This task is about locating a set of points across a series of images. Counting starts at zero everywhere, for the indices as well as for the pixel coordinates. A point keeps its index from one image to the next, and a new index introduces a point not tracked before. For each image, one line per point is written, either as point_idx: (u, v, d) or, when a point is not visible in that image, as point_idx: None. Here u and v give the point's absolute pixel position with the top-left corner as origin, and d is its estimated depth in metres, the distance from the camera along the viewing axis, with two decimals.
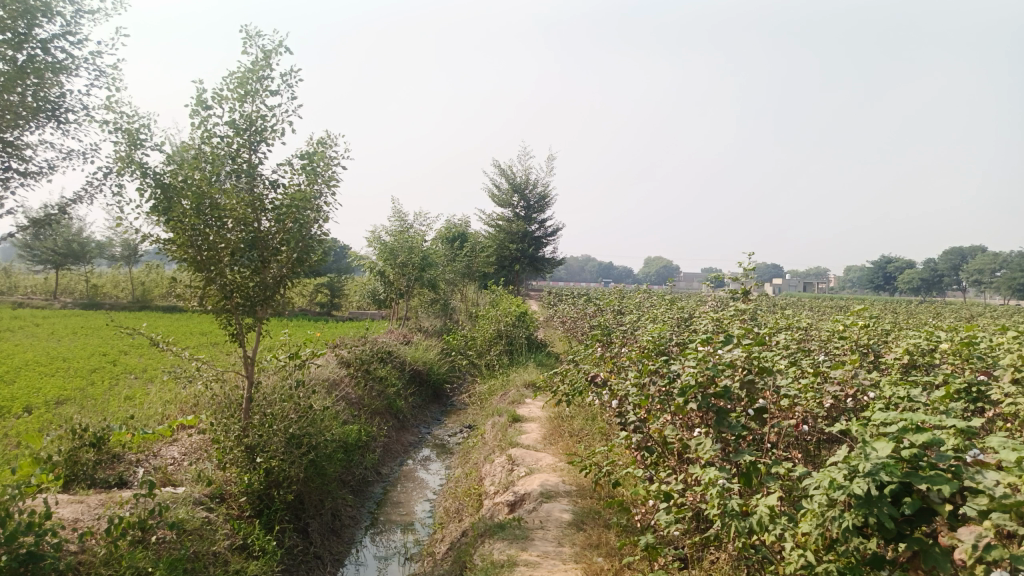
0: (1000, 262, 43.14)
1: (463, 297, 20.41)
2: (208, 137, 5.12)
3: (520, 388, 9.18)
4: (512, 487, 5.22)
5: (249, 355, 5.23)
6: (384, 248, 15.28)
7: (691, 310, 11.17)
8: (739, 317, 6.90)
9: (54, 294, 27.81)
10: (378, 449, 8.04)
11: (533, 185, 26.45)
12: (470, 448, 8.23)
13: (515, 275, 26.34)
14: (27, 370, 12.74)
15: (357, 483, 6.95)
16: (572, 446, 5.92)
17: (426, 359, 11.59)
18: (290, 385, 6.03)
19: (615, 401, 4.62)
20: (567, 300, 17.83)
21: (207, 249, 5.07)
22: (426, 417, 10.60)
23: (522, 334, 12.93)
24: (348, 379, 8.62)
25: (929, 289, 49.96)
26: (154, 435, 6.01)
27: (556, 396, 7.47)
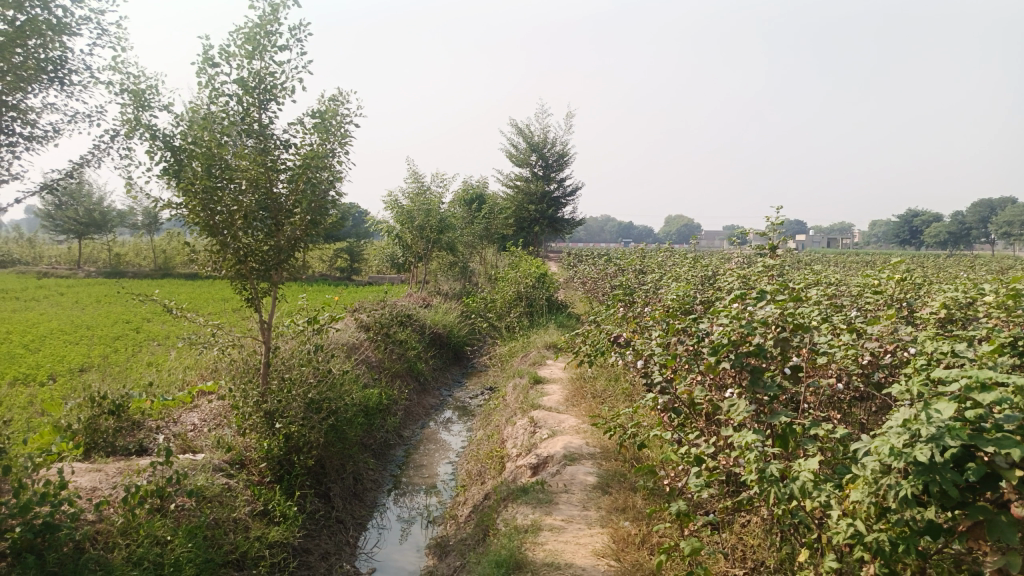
0: None
1: (482, 259, 20.26)
2: (216, 96, 4.91)
3: (541, 350, 9.07)
4: (535, 449, 5.11)
5: (264, 320, 5.13)
6: (401, 211, 15.12)
7: (715, 267, 10.92)
8: (766, 273, 6.68)
9: (79, 263, 28.12)
10: (400, 412, 7.99)
11: (551, 144, 26.01)
12: (492, 410, 8.16)
13: (535, 236, 26.09)
14: (53, 339, 12.87)
15: (379, 446, 6.91)
16: (595, 407, 5.80)
17: (446, 322, 11.51)
18: (309, 350, 5.95)
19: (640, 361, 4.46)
20: (587, 260, 17.61)
21: (218, 213, 4.93)
22: (447, 379, 10.54)
23: (542, 295, 12.78)
24: (368, 343, 8.55)
25: (957, 242, 48.92)
26: (174, 401, 5.99)
27: (579, 358, 7.33)
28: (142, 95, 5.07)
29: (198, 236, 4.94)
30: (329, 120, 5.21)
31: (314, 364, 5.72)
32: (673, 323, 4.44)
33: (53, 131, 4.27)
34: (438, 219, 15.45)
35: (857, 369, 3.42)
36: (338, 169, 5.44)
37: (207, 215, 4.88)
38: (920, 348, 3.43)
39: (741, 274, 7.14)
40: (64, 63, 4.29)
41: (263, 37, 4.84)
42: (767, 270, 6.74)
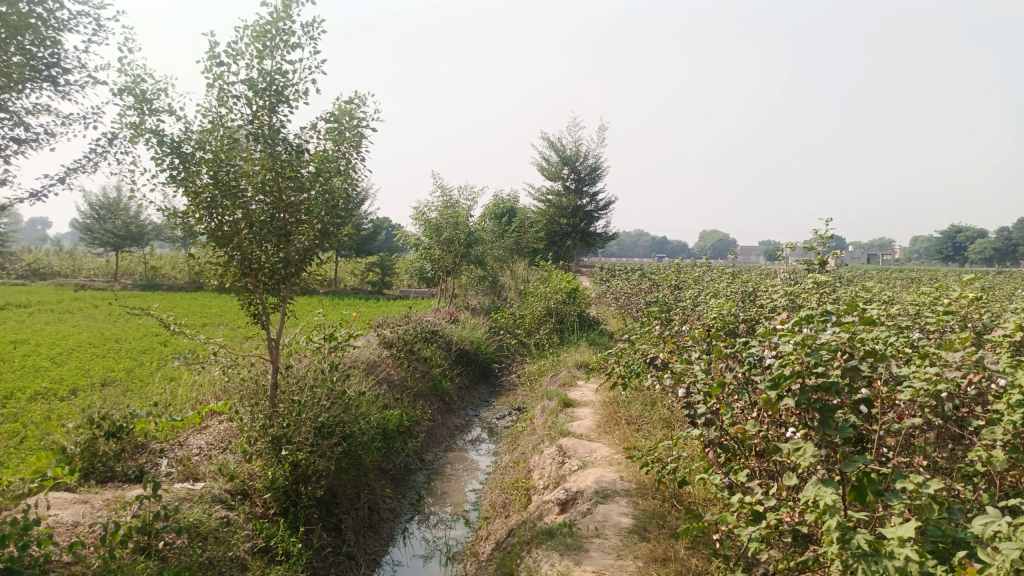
0: None
1: (512, 274, 19.85)
2: (224, 97, 4.61)
3: (572, 369, 8.62)
4: (563, 483, 4.66)
5: (272, 338, 4.77)
6: (430, 224, 14.82)
7: (755, 284, 10.37)
8: (816, 290, 6.16)
9: (116, 276, 28.41)
10: (422, 434, 7.59)
11: (584, 157, 25.62)
12: (519, 433, 7.71)
13: (566, 251, 25.65)
14: (79, 352, 12.75)
15: (399, 471, 6.51)
16: (630, 435, 5.33)
17: (473, 338, 11.12)
18: (323, 369, 5.59)
19: (681, 388, 3.99)
20: (620, 275, 17.09)
21: (224, 223, 4.61)
22: (474, 399, 10.11)
23: (573, 311, 12.33)
24: (390, 360, 8.18)
25: (1004, 259, 47.22)
26: (182, 422, 5.67)
27: (611, 379, 6.86)
28: (149, 100, 4.82)
29: (203, 247, 4.62)
30: (343, 123, 4.87)
31: (327, 385, 5.35)
32: (718, 345, 3.97)
33: (48, 134, 4.00)
34: (467, 232, 15.12)
35: (939, 403, 2.91)
36: (353, 177, 5.09)
37: (212, 226, 4.56)
38: (1013, 379, 2.93)
39: (788, 291, 6.62)
40: (61, 63, 4.03)
41: (274, 35, 4.53)
42: (816, 288, 6.21)
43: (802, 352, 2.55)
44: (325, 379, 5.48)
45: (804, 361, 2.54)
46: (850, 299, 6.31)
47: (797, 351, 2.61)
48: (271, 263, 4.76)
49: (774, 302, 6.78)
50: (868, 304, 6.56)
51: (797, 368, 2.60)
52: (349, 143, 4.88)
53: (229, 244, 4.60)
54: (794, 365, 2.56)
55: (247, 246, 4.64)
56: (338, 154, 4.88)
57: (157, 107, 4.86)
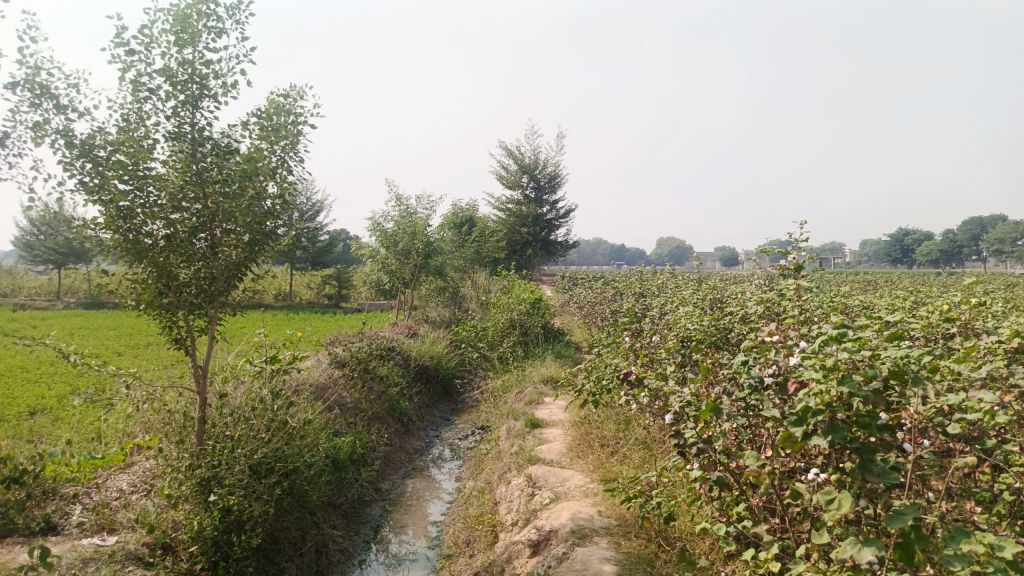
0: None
1: (473, 284, 19.32)
2: (138, 91, 3.99)
3: (538, 385, 8.12)
4: (534, 520, 4.16)
5: (200, 366, 4.16)
6: (385, 235, 14.23)
7: (723, 291, 10.05)
8: (796, 297, 5.79)
9: (58, 294, 26.98)
10: (378, 461, 7.01)
11: (543, 165, 25.29)
12: (483, 457, 7.18)
13: (527, 259, 25.22)
14: (9, 378, 11.79)
15: (351, 505, 5.92)
16: (606, 462, 4.86)
17: (433, 353, 10.58)
18: (263, 398, 4.99)
19: (669, 414, 3.51)
20: (583, 284, 16.71)
21: (140, 235, 3.98)
22: (434, 418, 9.54)
23: (537, 322, 11.86)
24: (342, 382, 7.59)
25: (952, 259, 48.38)
26: (102, 460, 5.00)
27: (581, 397, 6.39)
28: (53, 94, 4.20)
29: (116, 262, 3.99)
30: (279, 119, 4.29)
31: (268, 416, 4.77)
32: (705, 363, 3.53)
33: None
34: (425, 242, 14.55)
35: (974, 432, 2.51)
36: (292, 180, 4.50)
37: (127, 237, 3.93)
38: None
39: (765, 299, 6.25)
40: None
41: (194, 19, 3.96)
42: (795, 295, 5.85)
43: (834, 379, 2.09)
44: (266, 409, 4.90)
45: (836, 390, 2.10)
46: (831, 305, 5.96)
47: (827, 377, 2.15)
48: (195, 279, 4.16)
49: (749, 310, 6.41)
50: (848, 310, 6.22)
51: (826, 399, 2.15)
52: (286, 141, 4.30)
53: (143, 259, 3.98)
54: (825, 395, 2.10)
55: (165, 259, 4.04)
56: (273, 154, 4.29)
57: (65, 104, 4.24)
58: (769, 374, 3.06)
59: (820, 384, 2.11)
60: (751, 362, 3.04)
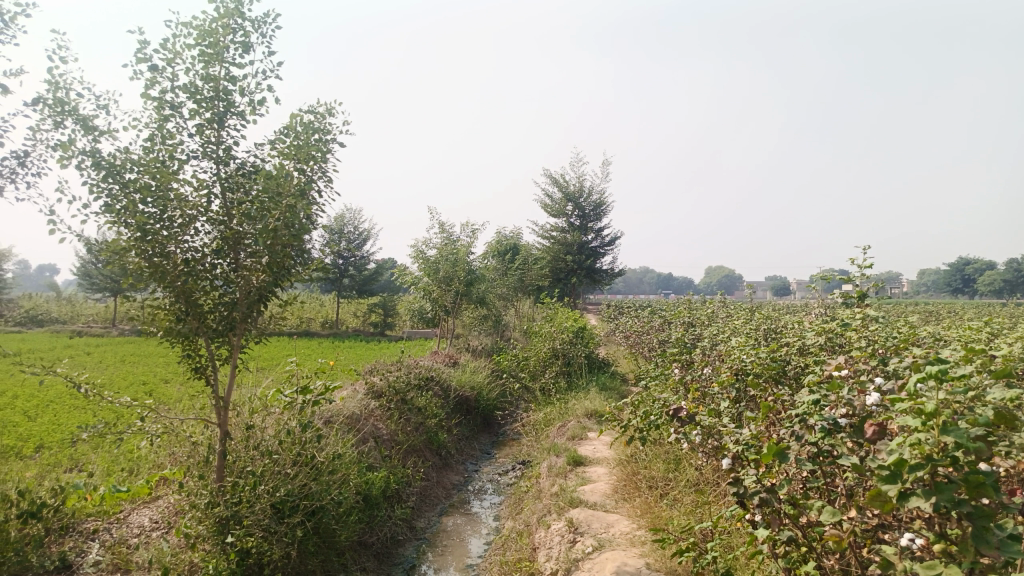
0: None
1: (516, 313, 19.04)
2: (163, 110, 3.85)
3: (581, 419, 7.74)
4: (575, 571, 3.78)
5: (221, 398, 3.93)
6: (428, 263, 14.09)
7: (778, 320, 9.54)
8: (862, 328, 5.33)
9: (113, 321, 27.63)
10: (414, 496, 6.71)
11: (588, 193, 25.03)
12: (523, 494, 6.81)
13: (572, 288, 24.84)
14: (57, 404, 11.91)
15: (382, 545, 5.62)
16: (654, 507, 4.46)
17: (474, 383, 10.29)
18: (290, 431, 4.75)
19: (728, 459, 3.12)
20: (628, 313, 16.27)
21: (159, 259, 3.77)
22: (473, 451, 9.20)
23: (581, 352, 11.47)
24: (378, 413, 7.35)
25: (1018, 289, 46.19)
26: (126, 493, 4.81)
27: (627, 433, 5.99)
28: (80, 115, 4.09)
29: (133, 287, 3.77)
30: (307, 138, 4.10)
31: (294, 450, 4.52)
32: (767, 401, 3.15)
33: None
34: (467, 269, 14.37)
35: None
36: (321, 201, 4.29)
37: (144, 257, 3.71)
38: None
39: (826, 329, 5.80)
40: None
41: (219, 34, 3.81)
42: (862, 325, 5.39)
43: (935, 428, 1.72)
44: (293, 443, 4.66)
45: (941, 440, 1.72)
46: (901, 336, 5.48)
47: (927, 425, 1.78)
48: (215, 305, 3.94)
49: (809, 341, 5.95)
50: (920, 343, 5.71)
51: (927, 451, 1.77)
52: (314, 160, 4.10)
53: (160, 283, 3.76)
54: (923, 446, 1.73)
55: (184, 284, 3.81)
56: (301, 173, 4.08)
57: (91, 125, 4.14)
58: (842, 415, 2.68)
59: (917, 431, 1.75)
60: (821, 402, 2.67)
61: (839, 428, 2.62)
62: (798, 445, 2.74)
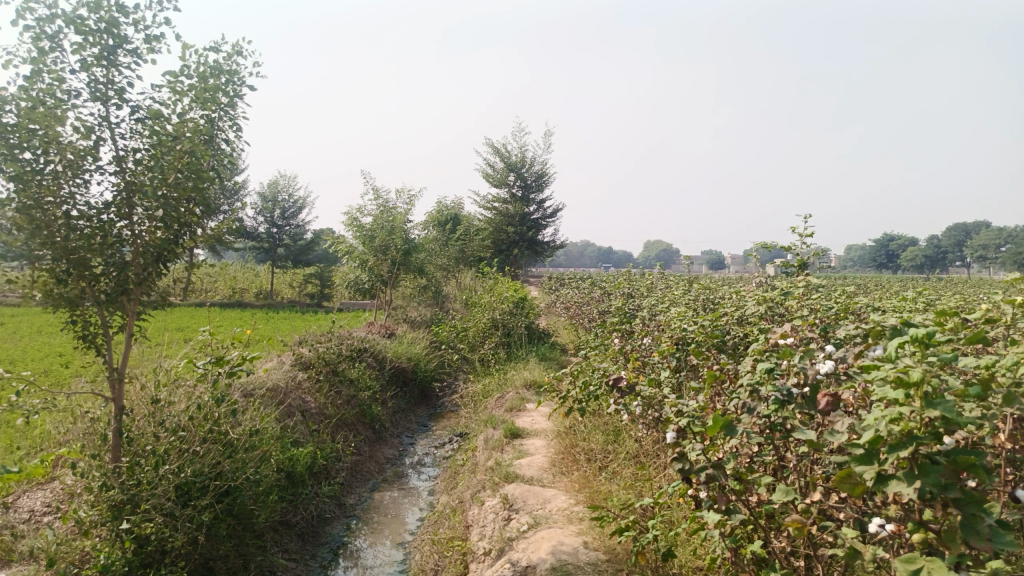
0: (1007, 237, 41.44)
1: (457, 284, 18.72)
2: (43, 43, 3.35)
3: (519, 390, 7.53)
4: (509, 552, 3.56)
5: (115, 370, 3.53)
6: (363, 232, 13.61)
7: (718, 290, 9.49)
8: (804, 297, 5.23)
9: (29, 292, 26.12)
10: (344, 472, 6.39)
11: (530, 163, 24.73)
12: (459, 468, 6.56)
13: (514, 260, 24.62)
14: None
15: (308, 524, 5.30)
16: (594, 481, 4.27)
17: (411, 355, 9.98)
18: (200, 405, 4.37)
19: (675, 433, 2.91)
20: (569, 284, 16.13)
21: (39, 211, 3.25)
22: (409, 425, 8.90)
23: (521, 323, 11.25)
24: (306, 385, 6.98)
25: (937, 264, 48.28)
26: (14, 475, 4.35)
27: (566, 403, 5.80)
28: None
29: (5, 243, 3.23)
30: (215, 83, 3.68)
31: (204, 426, 4.15)
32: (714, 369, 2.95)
33: None
34: (405, 238, 13.93)
35: None
36: (229, 150, 3.97)
37: (19, 210, 3.21)
38: None
39: (768, 298, 5.69)
40: None
41: None
42: (804, 294, 5.29)
43: (919, 401, 1.51)
44: (205, 418, 4.29)
45: (925, 415, 1.51)
46: (842, 306, 5.41)
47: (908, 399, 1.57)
48: (106, 266, 3.45)
49: (750, 310, 5.85)
50: (860, 310, 5.66)
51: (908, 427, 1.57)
52: (222, 106, 3.75)
53: (36, 238, 3.24)
54: (905, 422, 1.53)
55: (66, 240, 3.31)
56: (208, 120, 3.75)
57: None
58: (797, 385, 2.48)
59: (897, 404, 1.54)
60: (774, 372, 2.48)
61: (792, 400, 2.44)
62: (750, 418, 2.54)
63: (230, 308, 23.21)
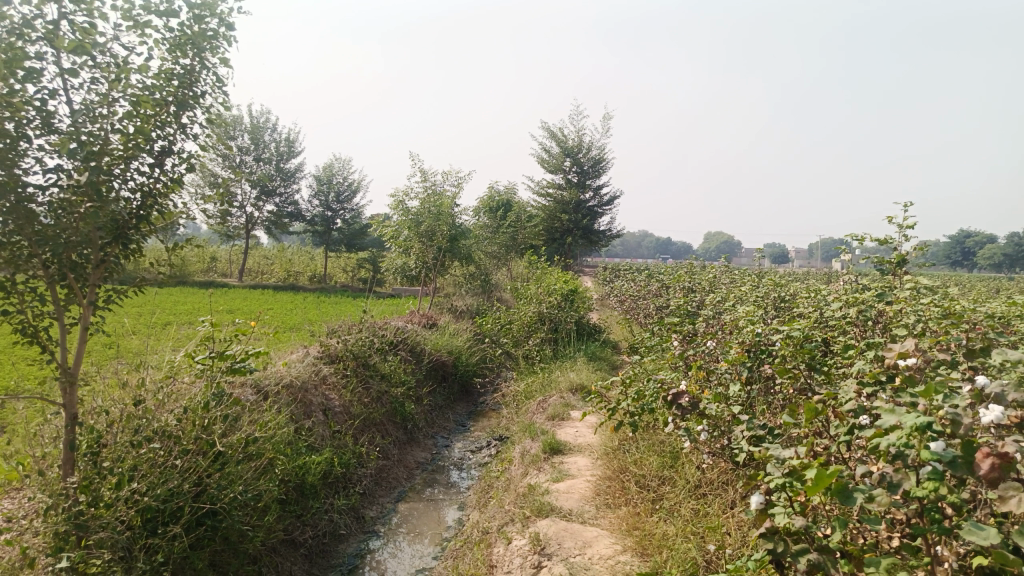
0: None
1: (508, 272, 18.04)
2: None
3: (564, 393, 6.80)
4: None
5: (64, 370, 2.92)
6: (408, 215, 12.98)
7: (791, 288, 8.53)
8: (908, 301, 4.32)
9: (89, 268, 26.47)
10: (366, 479, 5.80)
11: (587, 148, 23.78)
12: (493, 481, 5.87)
13: (567, 249, 23.77)
14: None
15: (319, 543, 4.71)
16: (645, 522, 3.54)
17: (450, 348, 9.32)
18: (197, 405, 3.90)
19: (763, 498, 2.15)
20: (624, 275, 15.24)
21: None
22: (446, 424, 8.25)
23: (570, 317, 10.46)
24: (330, 381, 6.38)
25: (1017, 264, 45.27)
26: None
27: (615, 416, 5.04)
28: None
29: None
30: (196, 32, 3.13)
31: (193, 433, 3.68)
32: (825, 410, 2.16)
33: None
34: (452, 223, 13.27)
35: None
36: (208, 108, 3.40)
37: None
38: None
39: (859, 301, 4.80)
40: None
41: None
42: (907, 298, 4.38)
43: None
44: (197, 419, 3.81)
45: None
46: (954, 312, 4.48)
47: None
48: (50, 255, 2.81)
49: (836, 315, 4.96)
50: (974, 318, 4.70)
51: None
52: (202, 53, 3.18)
53: None
54: None
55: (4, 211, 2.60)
56: (186, 71, 3.16)
57: None
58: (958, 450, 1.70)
59: None
60: (928, 427, 1.71)
61: (952, 471, 1.69)
62: (884, 494, 1.76)
63: (282, 292, 23.14)
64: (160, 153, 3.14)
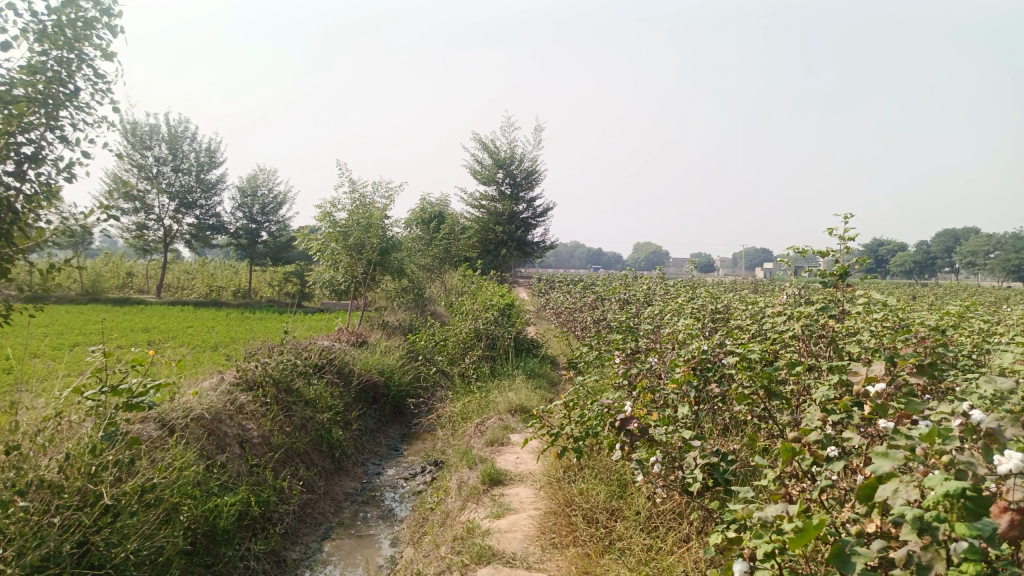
0: (995, 243, 40.58)
1: (442, 286, 17.62)
2: None
3: (501, 415, 6.45)
4: None
5: None
6: (336, 228, 12.42)
7: (729, 300, 8.45)
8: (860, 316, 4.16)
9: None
10: (289, 517, 5.31)
11: (519, 159, 23.62)
12: (428, 513, 5.47)
13: (501, 261, 23.53)
14: None
15: None
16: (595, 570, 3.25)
17: (381, 368, 8.85)
18: (85, 450, 3.47)
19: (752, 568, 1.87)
20: (560, 287, 15.03)
21: None
22: (377, 449, 7.78)
23: (507, 333, 10.14)
24: (247, 409, 5.86)
25: (925, 271, 47.61)
26: None
27: (558, 442, 4.74)
28: None
29: None
30: (67, 21, 2.80)
31: (80, 484, 3.29)
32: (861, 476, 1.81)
33: None
34: (382, 236, 12.79)
35: None
36: (86, 109, 3.03)
37: None
38: None
39: (805, 315, 4.64)
40: None
41: None
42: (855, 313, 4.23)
43: None
44: (85, 465, 3.40)
45: None
46: (902, 326, 4.35)
47: None
48: None
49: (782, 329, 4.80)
50: (920, 330, 4.60)
51: None
52: (75, 45, 2.84)
53: None
54: None
55: None
56: (58, 64, 2.79)
57: None
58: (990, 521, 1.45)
59: None
60: (965, 497, 1.44)
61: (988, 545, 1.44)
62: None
63: (204, 308, 22.04)
64: (25, 159, 2.77)
